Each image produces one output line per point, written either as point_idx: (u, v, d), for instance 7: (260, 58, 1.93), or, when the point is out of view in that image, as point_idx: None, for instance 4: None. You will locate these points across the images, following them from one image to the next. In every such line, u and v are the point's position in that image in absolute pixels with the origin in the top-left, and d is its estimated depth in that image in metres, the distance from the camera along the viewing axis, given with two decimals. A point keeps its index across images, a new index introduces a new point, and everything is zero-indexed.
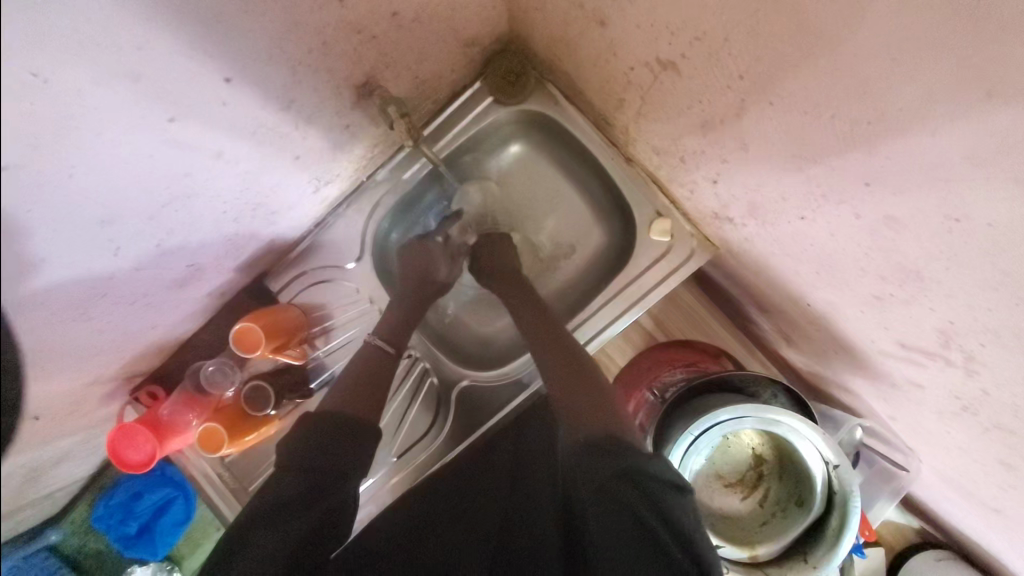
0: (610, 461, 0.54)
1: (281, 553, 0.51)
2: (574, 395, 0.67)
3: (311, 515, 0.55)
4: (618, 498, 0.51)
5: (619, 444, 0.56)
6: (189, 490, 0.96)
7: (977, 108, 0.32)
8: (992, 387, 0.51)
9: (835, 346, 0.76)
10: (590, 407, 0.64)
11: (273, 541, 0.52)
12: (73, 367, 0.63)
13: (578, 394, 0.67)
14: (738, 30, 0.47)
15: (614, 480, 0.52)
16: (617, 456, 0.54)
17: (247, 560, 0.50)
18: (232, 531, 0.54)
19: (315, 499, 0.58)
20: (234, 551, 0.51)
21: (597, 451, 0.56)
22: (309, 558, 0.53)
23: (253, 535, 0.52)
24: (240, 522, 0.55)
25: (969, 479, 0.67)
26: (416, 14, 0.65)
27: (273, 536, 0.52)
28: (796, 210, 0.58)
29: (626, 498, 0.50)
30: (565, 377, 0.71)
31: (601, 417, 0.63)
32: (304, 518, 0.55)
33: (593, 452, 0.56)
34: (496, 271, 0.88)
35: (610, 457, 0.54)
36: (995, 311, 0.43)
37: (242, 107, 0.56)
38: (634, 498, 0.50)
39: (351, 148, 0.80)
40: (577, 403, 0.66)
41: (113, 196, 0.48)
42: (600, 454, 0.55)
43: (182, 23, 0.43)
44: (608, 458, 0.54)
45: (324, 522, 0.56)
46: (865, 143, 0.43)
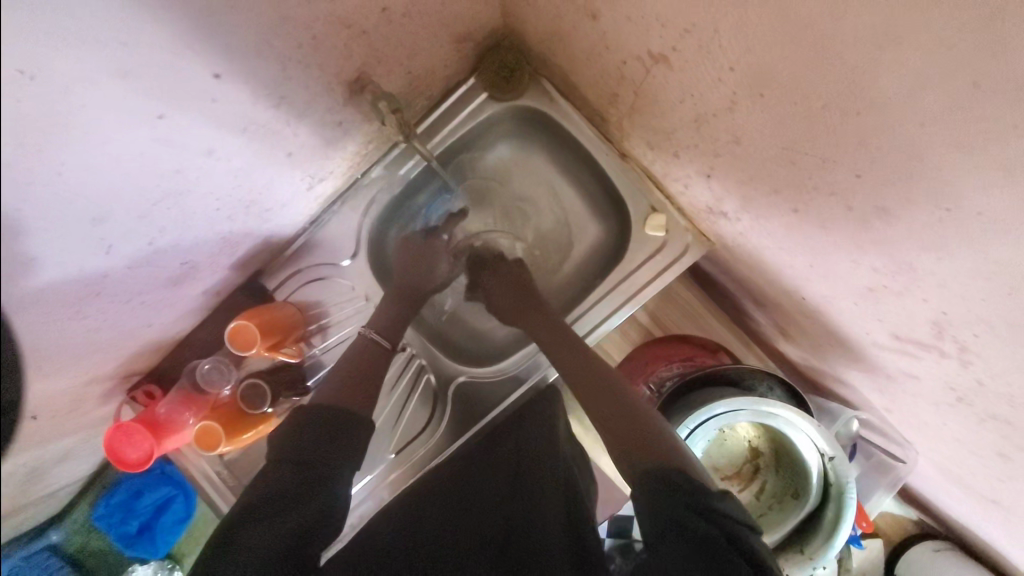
0: (688, 496, 0.53)
1: (276, 552, 0.51)
2: (622, 422, 0.66)
3: (304, 513, 0.56)
4: (696, 533, 0.49)
5: (685, 476, 0.55)
6: (188, 488, 0.98)
7: (962, 94, 0.33)
8: (986, 377, 0.51)
9: (830, 339, 0.76)
10: (643, 436, 0.62)
11: (269, 542, 0.52)
12: (70, 366, 0.63)
13: (624, 418, 0.66)
14: (727, 22, 0.47)
15: (695, 514, 0.51)
16: (695, 492, 0.53)
17: (239, 559, 0.50)
18: (228, 526, 0.54)
19: (304, 494, 0.58)
20: (228, 548, 0.51)
21: (665, 484, 0.55)
22: (299, 558, 0.52)
23: (245, 531, 0.52)
24: (234, 517, 0.55)
25: (965, 469, 0.68)
26: (407, 9, 0.65)
27: (266, 533, 0.52)
28: (789, 202, 0.58)
29: (705, 532, 0.49)
30: (598, 394, 0.71)
31: (648, 441, 0.62)
32: (292, 515, 0.55)
33: (664, 483, 0.55)
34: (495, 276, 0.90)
35: (683, 491, 0.53)
36: (988, 301, 0.43)
37: (233, 103, 0.56)
38: (712, 531, 0.49)
39: (344, 145, 0.80)
40: (623, 426, 0.65)
41: (104, 194, 0.48)
42: (670, 486, 0.54)
43: (171, 19, 0.43)
44: (680, 491, 0.53)
45: (315, 520, 0.56)
46: (855, 133, 0.43)
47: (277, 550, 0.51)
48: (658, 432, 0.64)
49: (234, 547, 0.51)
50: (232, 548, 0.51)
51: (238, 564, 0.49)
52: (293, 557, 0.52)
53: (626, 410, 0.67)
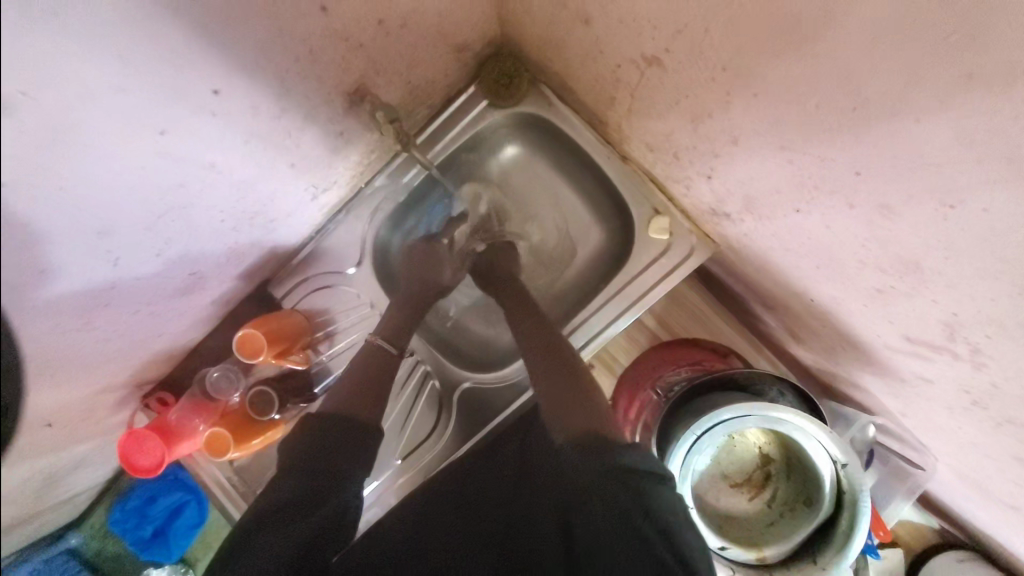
0: (602, 460, 0.55)
1: (286, 559, 0.51)
2: (562, 396, 0.67)
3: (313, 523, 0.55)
4: (607, 497, 0.51)
5: (607, 443, 0.57)
6: (201, 494, 1.01)
7: (957, 88, 0.32)
8: (1001, 380, 0.49)
9: (841, 342, 0.74)
10: (583, 409, 0.64)
11: (278, 549, 0.52)
12: (83, 375, 0.65)
13: (565, 393, 0.67)
14: (717, 23, 0.46)
15: (607, 478, 0.53)
16: (608, 457, 0.54)
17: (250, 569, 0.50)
18: (238, 537, 0.54)
19: (314, 502, 0.58)
20: (239, 561, 0.51)
21: (584, 451, 0.57)
22: (312, 560, 0.53)
23: (257, 540, 0.53)
24: (244, 527, 0.55)
25: (985, 476, 0.65)
26: (403, 20, 0.66)
27: (275, 542, 0.53)
28: (791, 202, 0.57)
29: (615, 496, 0.51)
30: (541, 365, 0.73)
31: (589, 415, 0.63)
32: (303, 522, 0.55)
33: (584, 450, 0.57)
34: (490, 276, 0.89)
35: (599, 457, 0.55)
36: (998, 301, 0.41)
37: (233, 117, 0.57)
38: (621, 494, 0.51)
39: (346, 154, 0.81)
40: (565, 399, 0.67)
41: (110, 208, 0.49)
42: (587, 454, 0.56)
43: (168, 36, 0.44)
44: (597, 457, 0.55)
45: (326, 527, 0.56)
46: (852, 131, 0.42)
47: (290, 558, 0.51)
48: (593, 402, 0.66)
49: (244, 559, 0.51)
50: (243, 559, 0.51)
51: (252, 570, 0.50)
52: (309, 560, 0.53)
53: (571, 384, 0.69)
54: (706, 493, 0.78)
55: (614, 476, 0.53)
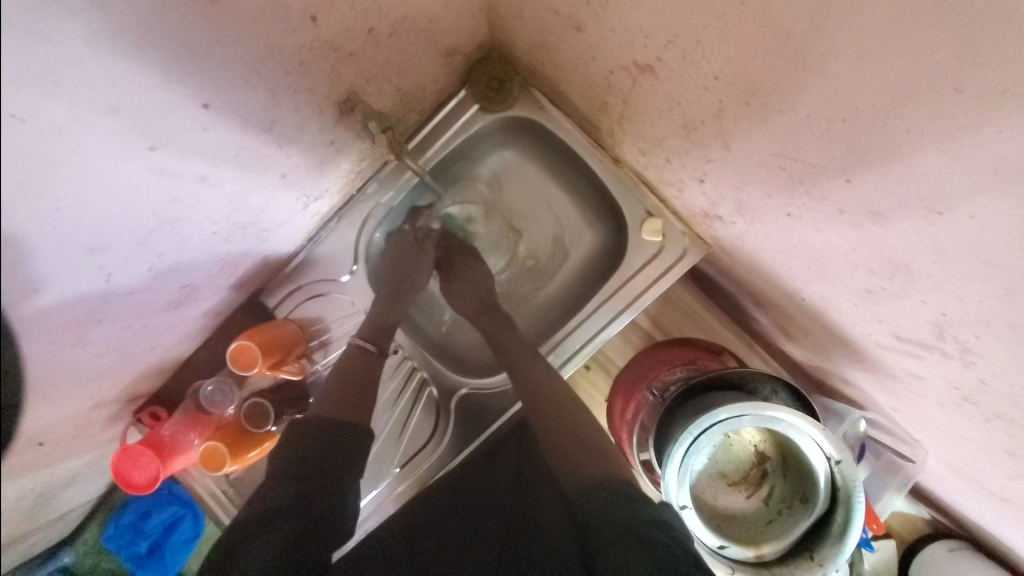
0: (632, 507, 0.52)
1: (273, 553, 0.50)
2: (572, 453, 0.65)
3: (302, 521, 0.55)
4: (640, 534, 0.48)
5: (634, 493, 0.56)
6: (197, 508, 0.97)
7: (944, 100, 0.32)
8: (989, 377, 0.50)
9: (832, 340, 0.76)
10: (602, 463, 0.63)
11: (269, 547, 0.51)
12: (74, 392, 0.64)
13: (574, 450, 0.65)
14: (708, 34, 0.47)
15: (639, 521, 0.50)
16: (639, 505, 0.53)
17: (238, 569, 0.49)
18: (232, 538, 0.54)
19: (303, 503, 0.57)
20: (227, 562, 0.50)
21: (611, 496, 0.55)
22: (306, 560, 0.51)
23: (247, 540, 0.52)
24: (233, 531, 0.55)
25: (974, 469, 0.67)
26: (393, 29, 0.66)
27: (268, 539, 0.52)
28: (782, 206, 0.58)
29: (648, 533, 0.48)
30: (540, 411, 0.73)
31: (607, 465, 0.62)
32: (291, 523, 0.54)
33: (609, 497, 0.55)
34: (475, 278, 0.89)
35: (628, 503, 0.53)
36: (985, 302, 0.42)
37: (224, 130, 0.56)
38: (659, 534, 0.48)
39: (338, 163, 0.81)
40: (581, 452, 0.65)
41: (102, 225, 0.48)
42: (618, 498, 0.54)
43: (157, 51, 0.43)
44: (624, 502, 0.53)
45: (308, 530, 0.54)
46: (841, 139, 0.43)
47: (279, 558, 0.49)
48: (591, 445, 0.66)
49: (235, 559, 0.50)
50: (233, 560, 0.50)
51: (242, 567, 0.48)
52: (300, 559, 0.51)
53: (578, 436, 0.68)
54: (703, 492, 0.80)
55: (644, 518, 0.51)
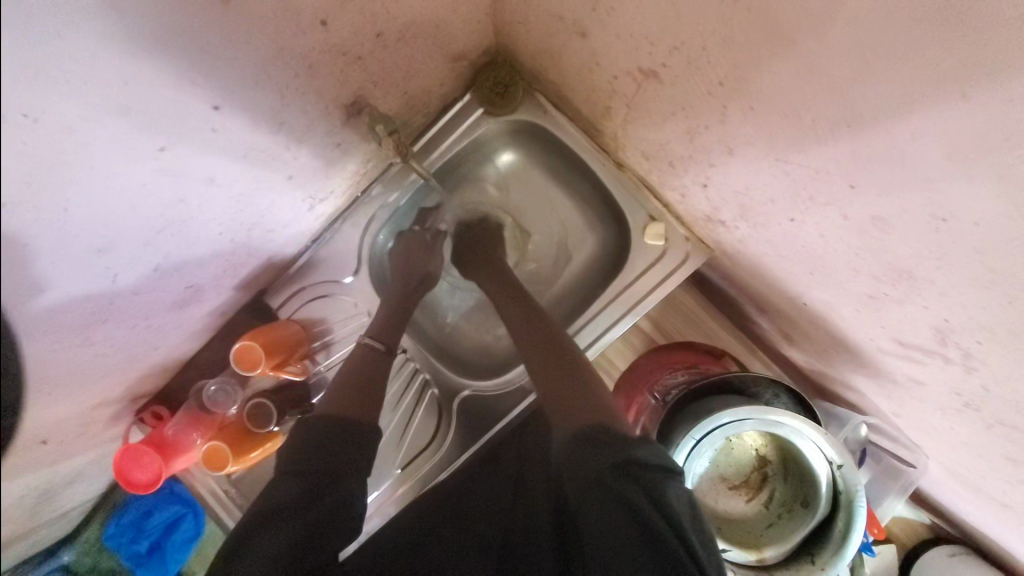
0: (606, 453, 0.52)
1: (280, 552, 0.51)
2: (556, 407, 0.64)
3: (309, 520, 0.55)
4: (615, 491, 0.49)
5: (610, 434, 0.55)
6: (198, 508, 1.00)
7: (949, 108, 0.33)
8: (990, 383, 0.51)
9: (834, 345, 0.76)
10: (590, 407, 0.61)
11: (276, 546, 0.51)
12: (79, 390, 0.64)
13: (561, 400, 0.64)
14: (714, 41, 0.47)
15: (610, 472, 0.50)
16: (612, 449, 0.52)
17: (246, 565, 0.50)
18: (239, 535, 0.54)
19: (309, 499, 0.57)
20: (236, 560, 0.51)
21: (585, 443, 0.54)
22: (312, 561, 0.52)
23: (255, 539, 0.52)
24: (242, 528, 0.55)
25: (976, 475, 0.67)
26: (401, 33, 0.66)
27: (277, 539, 0.52)
28: (786, 212, 0.58)
29: (617, 486, 0.49)
30: (538, 349, 0.74)
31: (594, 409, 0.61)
32: (298, 520, 0.54)
33: (583, 443, 0.54)
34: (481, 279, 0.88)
35: (601, 450, 0.53)
36: (988, 308, 0.42)
37: (232, 132, 0.57)
38: (631, 490, 0.49)
39: (343, 165, 0.81)
40: (570, 399, 0.64)
41: (110, 225, 0.49)
42: (591, 445, 0.53)
43: (170, 53, 0.44)
44: (597, 448, 0.53)
45: (315, 525, 0.55)
46: (845, 146, 0.43)
47: (284, 556, 0.51)
48: (586, 379, 0.67)
49: (244, 557, 0.50)
50: (242, 560, 0.50)
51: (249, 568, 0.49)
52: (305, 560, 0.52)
53: (565, 381, 0.67)
54: (704, 496, 0.80)
55: (616, 469, 0.50)
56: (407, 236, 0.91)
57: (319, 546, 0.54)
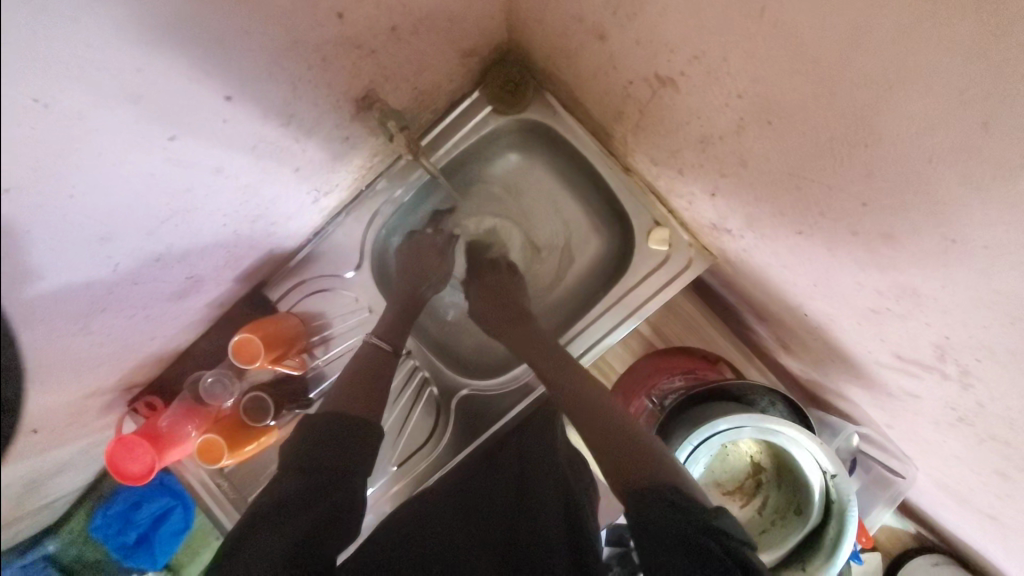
0: (691, 517, 0.52)
1: (283, 552, 0.51)
2: (621, 461, 0.62)
3: (309, 517, 0.55)
4: (703, 555, 0.49)
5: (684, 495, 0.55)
6: (188, 500, 0.96)
7: (969, 133, 0.33)
8: (987, 401, 0.52)
9: (832, 355, 0.77)
10: (642, 459, 0.61)
11: (278, 544, 0.52)
12: (74, 379, 0.63)
13: (621, 454, 0.62)
14: (735, 53, 0.47)
15: (697, 534, 0.51)
16: (694, 513, 0.53)
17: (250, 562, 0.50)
18: (233, 538, 0.54)
19: (312, 497, 0.58)
20: (236, 556, 0.51)
21: (666, 503, 0.54)
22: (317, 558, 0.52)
23: (257, 536, 0.53)
24: (246, 522, 0.56)
25: (966, 488, 0.68)
26: (415, 28, 0.65)
27: (274, 537, 0.53)
28: (794, 224, 0.59)
29: (703, 546, 0.50)
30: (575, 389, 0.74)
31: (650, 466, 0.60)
32: (301, 518, 0.55)
33: (664, 504, 0.54)
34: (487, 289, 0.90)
35: (683, 513, 0.53)
36: (991, 328, 0.43)
37: (242, 123, 0.56)
38: (715, 549, 0.49)
39: (350, 159, 0.80)
40: (620, 447, 0.63)
41: (114, 213, 0.48)
42: (674, 507, 0.54)
43: (186, 42, 0.43)
44: (677, 511, 0.53)
45: (321, 522, 0.55)
46: (860, 163, 0.43)
47: (288, 554, 0.50)
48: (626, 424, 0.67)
49: (242, 556, 0.51)
50: (239, 558, 0.51)
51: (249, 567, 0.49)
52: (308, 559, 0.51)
53: (620, 430, 0.66)
54: None
55: (703, 531, 0.51)
56: (418, 238, 0.92)
57: (322, 547, 0.53)
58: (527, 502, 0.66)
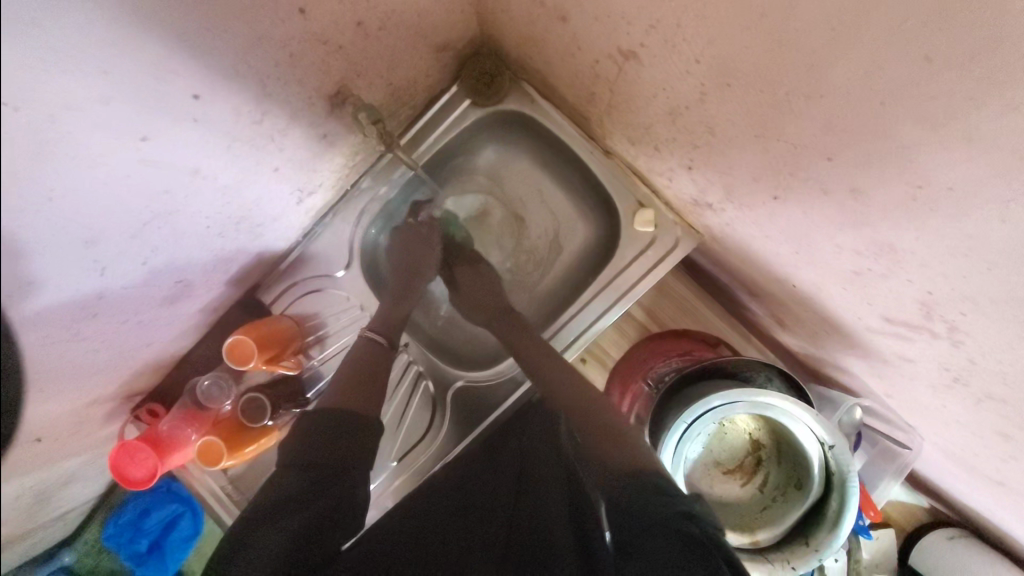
0: (667, 501, 0.53)
1: (285, 550, 0.49)
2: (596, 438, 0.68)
3: (317, 511, 0.55)
4: (675, 529, 0.49)
5: (672, 486, 0.56)
6: (196, 505, 0.98)
7: (918, 72, 0.33)
8: (978, 356, 0.50)
9: (824, 326, 0.76)
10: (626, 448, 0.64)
11: (282, 538, 0.51)
12: (71, 387, 0.64)
13: (597, 427, 0.69)
14: (688, 17, 0.47)
15: (674, 515, 0.51)
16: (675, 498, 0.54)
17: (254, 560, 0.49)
18: (239, 528, 0.54)
19: (315, 493, 0.58)
20: (234, 558, 0.50)
21: (644, 488, 0.56)
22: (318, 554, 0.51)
23: (254, 537, 0.52)
24: (242, 523, 0.55)
25: (970, 453, 0.66)
26: (382, 22, 0.67)
27: (274, 532, 0.52)
28: (769, 190, 0.59)
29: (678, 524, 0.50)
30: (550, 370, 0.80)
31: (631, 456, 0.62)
32: (306, 513, 0.54)
33: (642, 486, 0.56)
34: (474, 275, 0.92)
35: (665, 497, 0.54)
36: (970, 278, 0.42)
37: (215, 123, 0.57)
38: (688, 525, 0.50)
39: (330, 158, 0.81)
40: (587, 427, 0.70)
41: (95, 216, 0.49)
42: (653, 491, 0.55)
43: (151, 41, 0.44)
44: (655, 493, 0.54)
45: (324, 516, 0.55)
46: (820, 115, 0.43)
47: (287, 552, 0.49)
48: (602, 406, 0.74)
49: (243, 554, 0.50)
50: (240, 557, 0.49)
51: (247, 566, 0.48)
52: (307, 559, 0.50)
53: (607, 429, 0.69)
54: (699, 481, 0.79)
55: (683, 515, 0.51)
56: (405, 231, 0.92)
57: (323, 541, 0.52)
58: (523, 496, 0.64)
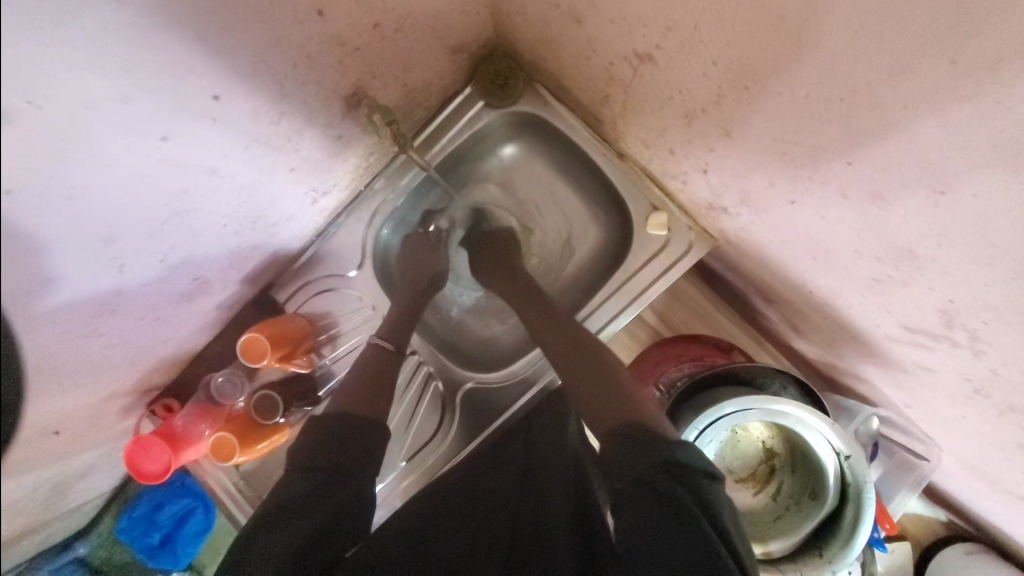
0: (648, 452, 0.54)
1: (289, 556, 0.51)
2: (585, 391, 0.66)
3: (322, 515, 0.55)
4: (656, 486, 0.51)
5: (653, 435, 0.56)
6: (208, 501, 0.98)
7: (943, 76, 0.32)
8: (1001, 367, 0.49)
9: (841, 333, 0.74)
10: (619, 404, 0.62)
11: (287, 546, 0.51)
12: (89, 381, 0.65)
13: (583, 375, 0.68)
14: (705, 18, 0.47)
15: (654, 468, 0.52)
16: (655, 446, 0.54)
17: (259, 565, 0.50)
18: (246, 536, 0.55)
19: (319, 498, 0.58)
20: (243, 564, 0.51)
21: (625, 439, 0.56)
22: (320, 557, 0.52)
23: (261, 540, 0.53)
24: (252, 526, 0.56)
25: (991, 466, 0.65)
26: (398, 24, 0.67)
27: (282, 539, 0.52)
28: (786, 195, 0.58)
29: (656, 479, 0.51)
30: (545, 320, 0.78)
31: (629, 409, 0.62)
32: (311, 518, 0.55)
33: (622, 440, 0.56)
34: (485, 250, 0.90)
35: (644, 449, 0.54)
36: (992, 287, 0.41)
37: (233, 122, 0.58)
38: (669, 482, 0.51)
39: (345, 158, 0.82)
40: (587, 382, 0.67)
41: (116, 215, 0.50)
42: (632, 443, 0.56)
43: (171, 42, 0.45)
44: (636, 446, 0.55)
45: (332, 521, 0.56)
46: (840, 119, 0.42)
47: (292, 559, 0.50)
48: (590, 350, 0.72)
49: (250, 559, 0.51)
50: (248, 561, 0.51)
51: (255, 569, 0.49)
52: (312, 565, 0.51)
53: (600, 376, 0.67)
54: None
55: (663, 467, 0.52)
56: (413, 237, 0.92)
57: (328, 546, 0.54)
58: (529, 492, 0.64)
